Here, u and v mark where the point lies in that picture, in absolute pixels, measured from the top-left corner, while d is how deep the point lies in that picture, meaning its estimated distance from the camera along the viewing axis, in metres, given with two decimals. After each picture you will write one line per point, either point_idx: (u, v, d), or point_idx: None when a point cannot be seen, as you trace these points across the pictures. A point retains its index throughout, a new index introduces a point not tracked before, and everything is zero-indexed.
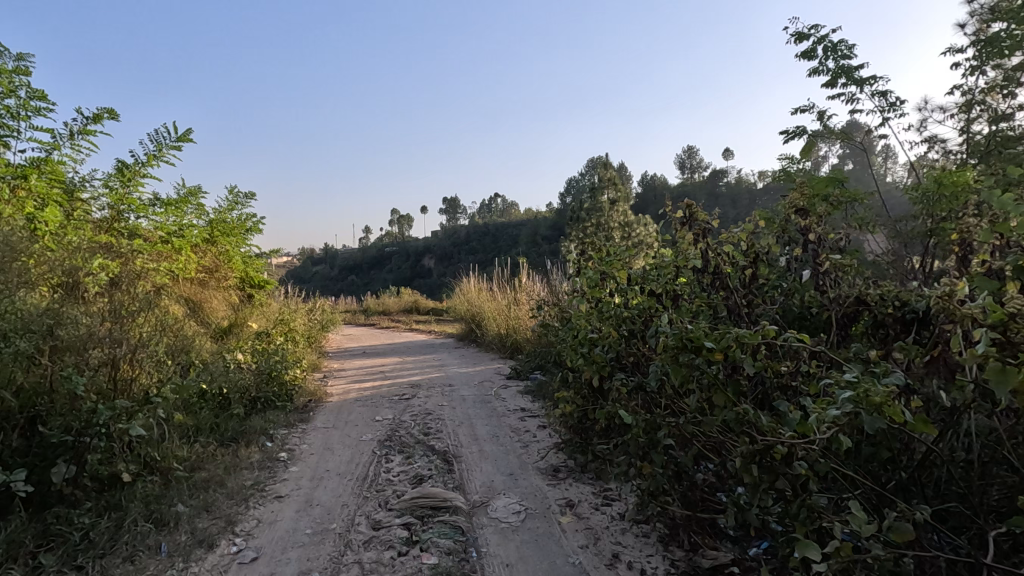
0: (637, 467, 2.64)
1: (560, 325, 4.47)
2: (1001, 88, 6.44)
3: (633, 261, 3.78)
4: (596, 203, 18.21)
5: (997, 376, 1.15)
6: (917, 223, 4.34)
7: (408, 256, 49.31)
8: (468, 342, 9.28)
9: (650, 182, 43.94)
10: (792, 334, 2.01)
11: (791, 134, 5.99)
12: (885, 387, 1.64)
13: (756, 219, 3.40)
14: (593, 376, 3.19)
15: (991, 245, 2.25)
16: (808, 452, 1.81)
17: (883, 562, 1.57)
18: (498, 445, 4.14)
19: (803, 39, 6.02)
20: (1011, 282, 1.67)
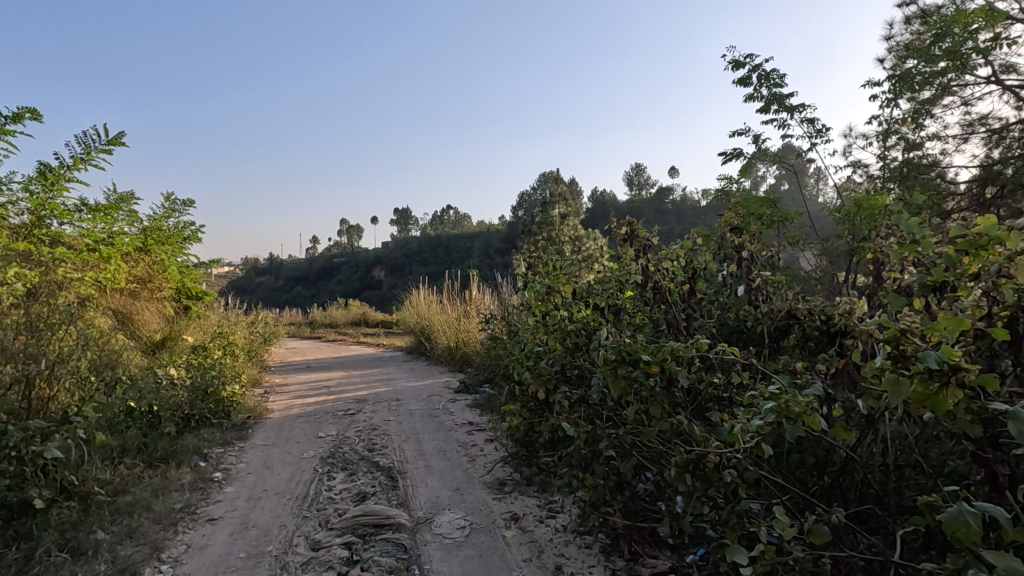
0: (579, 478, 2.68)
1: (508, 338, 4.49)
2: (914, 118, 7.00)
3: (579, 276, 3.86)
4: (548, 217, 18.39)
5: (892, 387, 1.25)
6: (842, 241, 4.63)
7: (358, 267, 48.31)
8: (417, 356, 9.15)
9: (599, 197, 44.98)
10: (722, 348, 2.11)
11: (729, 155, 6.29)
12: (805, 397, 1.74)
13: (695, 236, 3.55)
14: (539, 390, 3.20)
15: (902, 264, 2.43)
16: (738, 460, 1.90)
17: (804, 563, 1.66)
18: (445, 460, 4.10)
19: (740, 67, 6.37)
20: (916, 299, 1.81)
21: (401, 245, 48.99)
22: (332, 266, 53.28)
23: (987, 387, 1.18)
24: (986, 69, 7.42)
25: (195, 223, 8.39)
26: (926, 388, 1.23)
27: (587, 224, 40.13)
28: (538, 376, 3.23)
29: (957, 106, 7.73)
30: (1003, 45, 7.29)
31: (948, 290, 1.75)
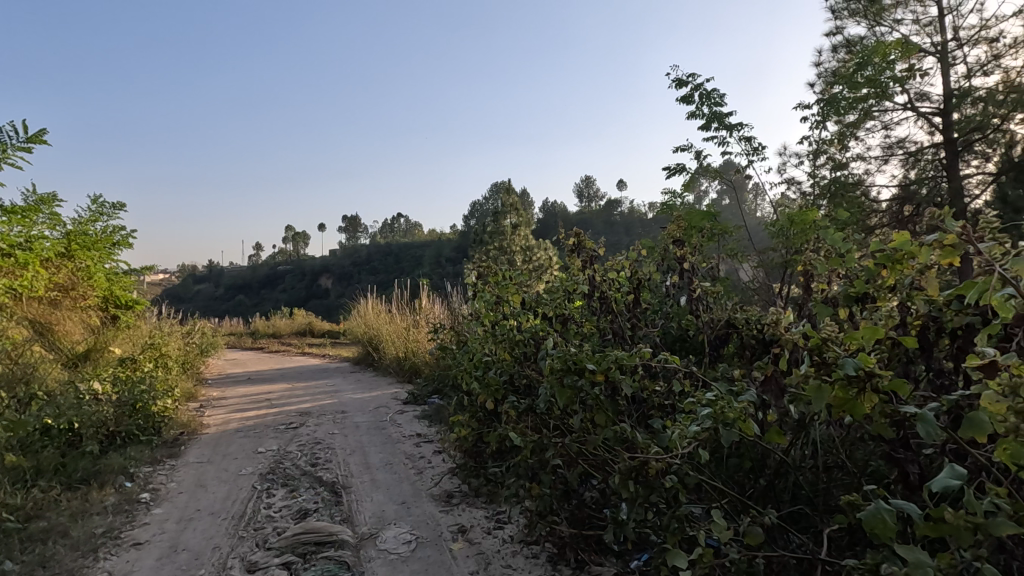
0: (527, 488, 2.69)
1: (457, 348, 4.46)
2: (841, 140, 7.49)
3: (528, 285, 3.88)
4: (499, 227, 18.40)
5: (815, 393, 1.32)
6: (776, 254, 4.88)
7: (304, 276, 46.84)
8: (365, 367, 8.93)
9: (551, 207, 45.58)
10: (663, 356, 2.17)
11: (673, 170, 6.53)
12: (740, 403, 1.82)
13: (640, 247, 3.67)
14: (487, 400, 3.18)
15: (829, 276, 2.57)
16: (679, 466, 1.95)
17: (739, 564, 1.72)
18: (391, 473, 4.01)
19: (682, 85, 6.63)
20: (840, 310, 1.92)
21: (350, 253, 47.91)
22: (275, 274, 51.39)
23: (899, 392, 1.27)
24: (902, 97, 8.04)
25: (126, 228, 7.92)
26: (846, 393, 1.31)
27: (537, 234, 40.46)
28: (487, 387, 3.21)
29: (878, 130, 8.34)
30: (917, 75, 7.93)
31: (869, 301, 1.87)
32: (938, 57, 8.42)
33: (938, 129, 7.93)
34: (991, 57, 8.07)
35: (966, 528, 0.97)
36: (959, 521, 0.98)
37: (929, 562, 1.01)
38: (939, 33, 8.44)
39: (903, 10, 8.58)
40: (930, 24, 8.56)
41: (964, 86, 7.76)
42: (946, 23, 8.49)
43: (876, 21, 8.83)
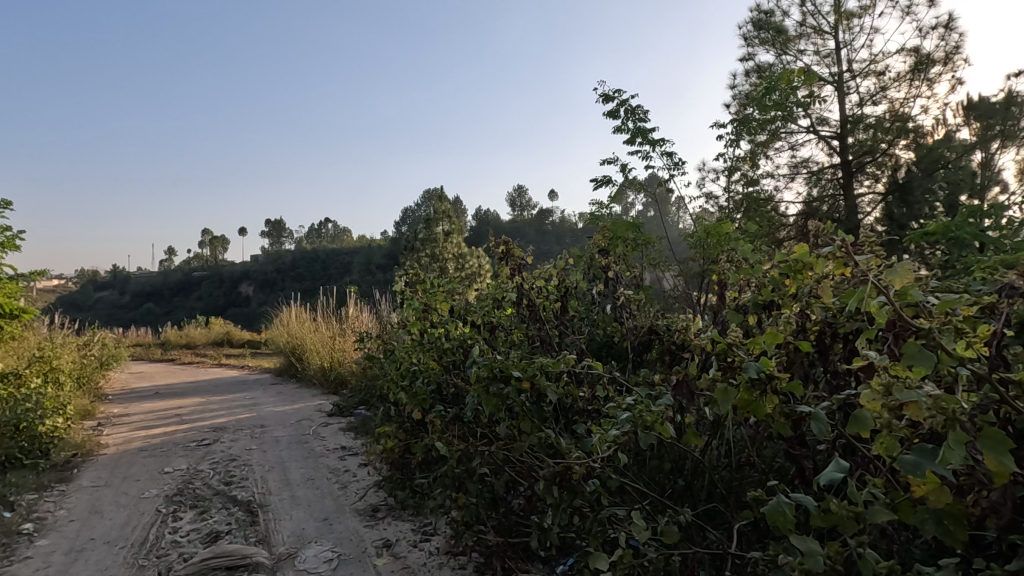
0: (453, 498, 2.66)
1: (384, 357, 4.35)
2: (753, 158, 8.02)
3: (457, 293, 3.85)
4: (431, 234, 18.08)
5: (722, 396, 1.40)
6: (696, 264, 5.14)
7: (222, 283, 44.13)
8: (287, 378, 8.51)
9: (483, 214, 45.77)
10: (586, 362, 2.22)
11: (600, 182, 6.74)
12: (658, 408, 1.89)
13: (567, 256, 3.74)
14: (413, 410, 3.11)
15: (741, 285, 2.73)
16: (600, 471, 1.99)
17: (656, 562, 1.78)
18: (313, 489, 3.83)
19: (609, 100, 6.87)
20: (749, 316, 2.04)
21: (273, 259, 45.74)
22: (190, 281, 48.08)
23: (795, 392, 1.37)
24: (806, 121, 8.74)
25: (13, 228, 7.16)
26: (749, 395, 1.39)
27: (470, 242, 40.42)
28: (413, 397, 3.14)
29: (785, 150, 9.01)
30: (818, 101, 8.66)
31: (774, 309, 2.00)
32: (835, 85, 9.24)
33: (836, 151, 8.68)
34: (879, 89, 8.96)
35: (850, 517, 1.06)
36: (843, 511, 1.07)
37: (820, 550, 1.10)
38: (836, 64, 9.28)
39: (805, 41, 9.35)
40: (828, 56, 9.38)
41: (857, 113, 8.56)
42: (842, 56, 9.33)
43: (782, 50, 9.56)
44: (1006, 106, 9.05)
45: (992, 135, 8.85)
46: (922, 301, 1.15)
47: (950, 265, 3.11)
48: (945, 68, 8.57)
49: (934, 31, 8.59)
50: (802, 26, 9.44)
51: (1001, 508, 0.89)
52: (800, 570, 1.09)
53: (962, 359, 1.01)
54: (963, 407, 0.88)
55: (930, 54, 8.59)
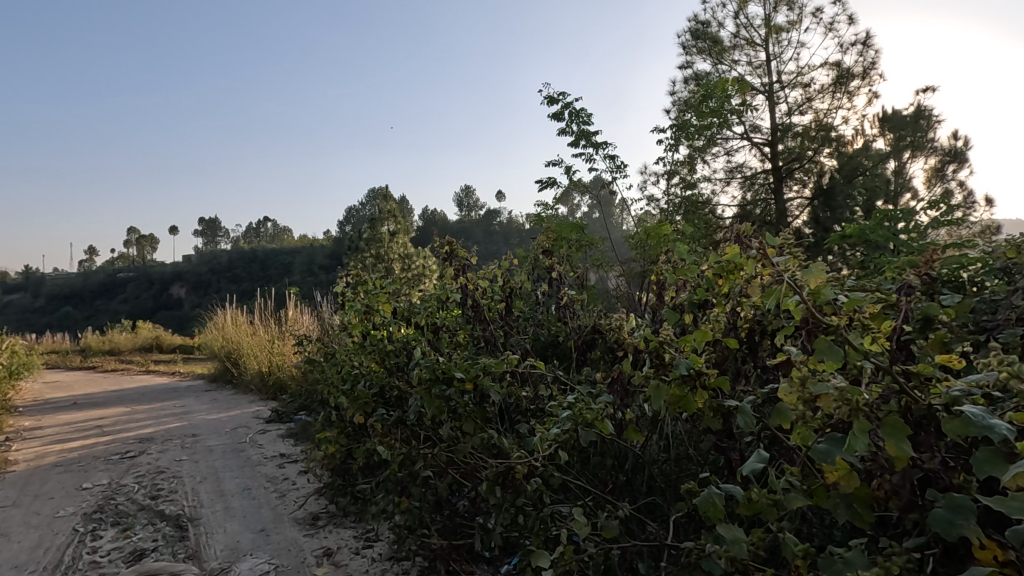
0: (396, 502, 2.62)
1: (324, 360, 4.20)
2: (691, 163, 8.33)
3: (400, 294, 3.74)
4: (376, 234, 17.71)
5: (654, 392, 1.45)
6: (637, 264, 5.28)
7: (150, 285, 41.56)
8: (222, 384, 8.12)
9: (430, 214, 45.37)
10: (529, 362, 2.24)
11: (546, 183, 6.82)
12: (597, 406, 1.93)
13: (511, 256, 3.75)
14: (355, 415, 3.03)
15: (678, 285, 2.82)
16: (542, 469, 2.01)
17: (596, 558, 1.82)
18: (250, 499, 3.67)
19: (553, 102, 6.97)
20: (687, 314, 2.11)
21: (207, 259, 43.50)
22: (114, 283, 44.98)
23: (723, 387, 1.43)
24: (740, 128, 9.17)
25: None
26: (680, 391, 1.45)
27: (416, 242, 39.89)
28: (355, 400, 3.07)
29: (721, 156, 9.42)
30: (750, 110, 9.10)
31: (709, 307, 2.09)
32: (766, 95, 9.74)
33: (767, 157, 9.15)
34: (805, 99, 9.52)
35: (769, 504, 1.12)
36: (763, 499, 1.13)
37: (744, 538, 1.16)
38: (766, 75, 9.78)
39: (739, 52, 9.81)
40: (760, 67, 9.88)
41: (785, 122, 9.06)
42: (772, 67, 9.85)
43: (718, 59, 9.98)
44: (915, 119, 9.82)
45: (903, 146, 9.60)
46: (834, 299, 1.23)
47: (866, 265, 3.34)
48: (863, 82, 9.21)
49: (853, 47, 9.21)
50: (736, 37, 9.89)
51: (901, 490, 0.96)
52: (725, 557, 1.14)
53: (867, 353, 1.08)
54: (865, 398, 0.95)
55: (850, 69, 9.21)
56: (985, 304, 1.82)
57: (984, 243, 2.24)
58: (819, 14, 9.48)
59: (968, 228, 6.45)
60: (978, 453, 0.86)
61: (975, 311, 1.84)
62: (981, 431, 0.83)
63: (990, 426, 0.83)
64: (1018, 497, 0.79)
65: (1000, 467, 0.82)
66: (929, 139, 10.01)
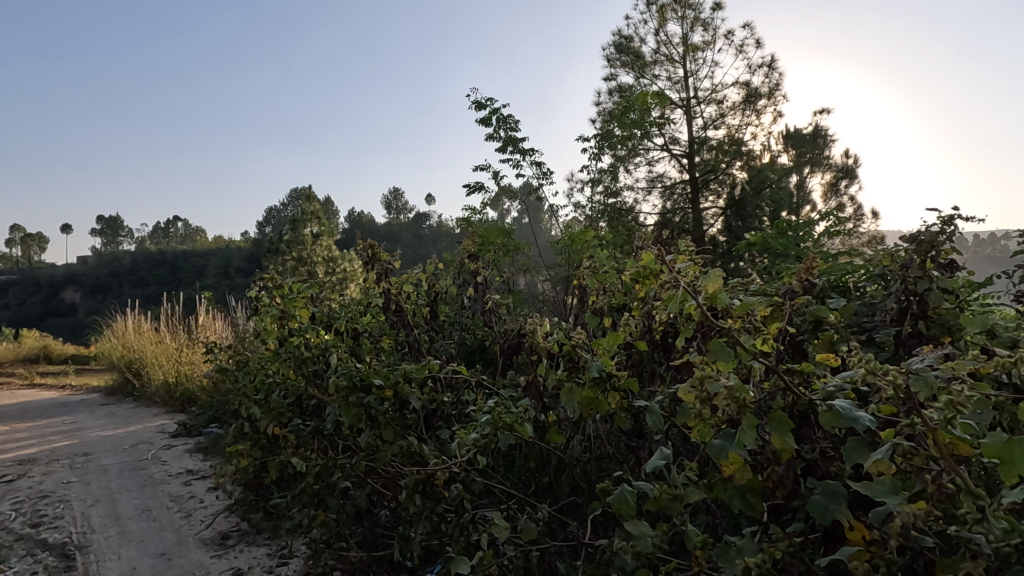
0: (313, 515, 2.52)
1: (237, 369, 3.96)
2: (613, 172, 8.64)
3: (318, 299, 3.54)
4: (298, 236, 16.97)
5: (568, 394, 1.49)
6: (563, 269, 5.40)
7: (38, 289, 37.52)
8: (121, 398, 7.45)
9: (357, 216, 44.15)
10: (451, 367, 2.23)
11: (474, 188, 6.83)
12: (517, 409, 1.94)
13: (435, 261, 3.71)
14: (268, 426, 2.88)
15: (599, 290, 2.90)
16: (463, 475, 2.01)
17: (515, 560, 1.82)
18: (149, 521, 3.39)
19: (481, 107, 7.01)
20: (606, 317, 2.17)
21: (106, 261, 39.87)
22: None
23: (632, 388, 1.49)
24: (660, 140, 9.61)
25: None
26: (593, 393, 1.49)
27: (342, 245, 38.61)
28: (269, 411, 2.92)
29: (643, 166, 9.84)
30: (669, 123, 9.57)
31: (626, 310, 2.17)
32: (684, 109, 10.29)
33: (685, 169, 9.65)
34: (719, 115, 10.14)
35: (671, 500, 1.17)
36: (666, 495, 1.19)
37: (649, 533, 1.21)
38: (684, 91, 10.33)
39: (659, 67, 10.30)
40: (678, 82, 10.42)
41: (701, 135, 9.61)
42: (689, 83, 10.42)
43: (640, 73, 10.42)
44: (814, 137, 10.72)
45: (803, 161, 10.48)
46: (729, 303, 1.31)
47: (769, 272, 3.62)
48: (769, 101, 9.94)
49: (760, 69, 9.94)
50: (656, 53, 10.37)
51: (785, 480, 1.04)
52: (631, 553, 1.19)
53: (757, 353, 1.17)
54: (752, 396, 1.02)
55: (758, 88, 9.92)
56: (865, 307, 2.02)
57: (865, 253, 2.47)
58: (731, 36, 10.14)
59: (858, 237, 7.11)
60: (847, 443, 0.95)
61: (858, 313, 2.03)
62: (849, 423, 0.92)
63: (856, 418, 0.92)
64: (879, 480, 0.88)
65: (865, 455, 0.91)
66: (826, 156, 10.96)
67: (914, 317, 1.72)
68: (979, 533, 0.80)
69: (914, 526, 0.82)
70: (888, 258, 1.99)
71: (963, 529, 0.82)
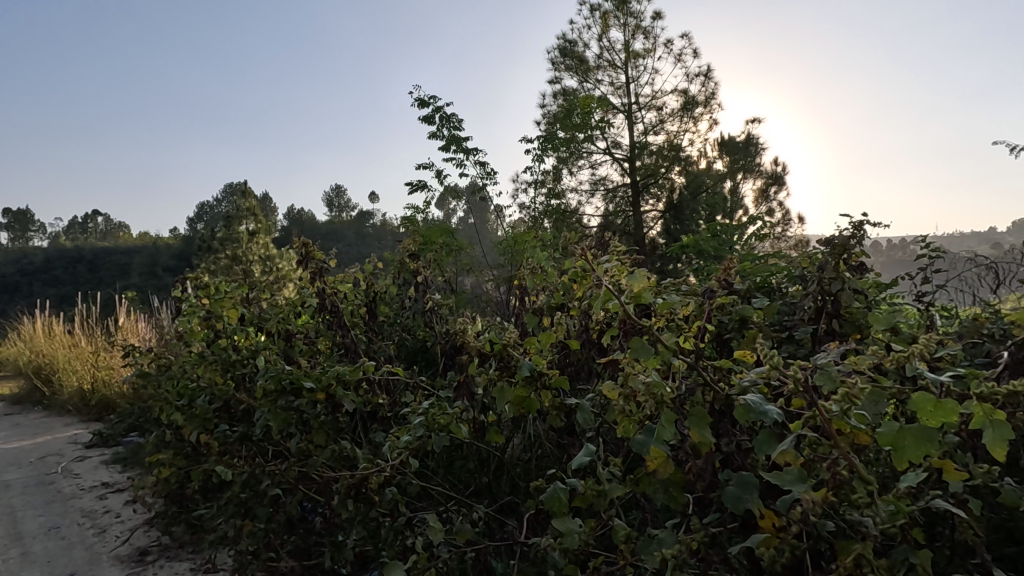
0: (239, 525, 2.40)
1: (158, 373, 3.72)
2: (556, 174, 8.76)
3: (248, 299, 3.37)
4: (232, 233, 16.13)
5: (499, 394, 1.50)
6: (506, 269, 5.42)
7: None
8: (27, 407, 6.82)
9: (297, 213, 42.55)
10: (387, 369, 2.19)
11: (417, 187, 6.75)
12: (452, 411, 1.93)
13: (374, 260, 3.63)
14: (192, 433, 2.73)
15: (538, 290, 2.92)
16: (398, 478, 1.97)
17: (450, 562, 1.80)
18: (57, 540, 3.13)
19: (424, 105, 6.94)
20: (545, 316, 2.19)
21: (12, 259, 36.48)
22: None
23: (562, 386, 1.51)
24: (602, 143, 9.82)
25: None
26: (524, 392, 1.51)
27: (280, 243, 37.07)
28: (194, 417, 2.77)
29: (586, 168, 10.04)
30: (611, 127, 9.79)
31: (562, 309, 2.20)
32: (625, 115, 10.58)
33: (626, 172, 9.89)
34: (658, 121, 10.48)
35: (596, 495, 1.20)
36: (592, 490, 1.22)
37: (577, 529, 1.23)
38: (626, 96, 10.61)
39: (602, 72, 10.53)
40: (621, 88, 10.70)
41: (642, 140, 9.87)
42: (630, 89, 10.71)
43: (584, 77, 10.62)
44: (746, 144, 11.26)
45: (736, 168, 10.99)
46: (652, 303, 1.36)
47: (702, 272, 3.77)
48: (706, 109, 10.35)
49: (697, 78, 10.34)
50: (599, 58, 10.60)
51: (704, 473, 1.08)
52: (559, 550, 1.20)
53: (677, 350, 1.21)
54: (670, 392, 1.06)
55: (695, 96, 10.31)
56: (786, 307, 2.13)
57: (789, 256, 2.61)
58: (670, 45, 10.51)
59: (786, 241, 7.54)
60: (758, 434, 1.00)
61: (781, 313, 2.15)
62: (759, 416, 0.97)
63: (765, 412, 0.96)
64: (785, 470, 0.93)
65: (773, 446, 0.96)
66: (757, 163, 11.53)
67: (829, 316, 1.83)
68: (869, 515, 0.87)
69: (813, 511, 0.87)
70: (806, 261, 2.11)
71: (856, 512, 0.88)
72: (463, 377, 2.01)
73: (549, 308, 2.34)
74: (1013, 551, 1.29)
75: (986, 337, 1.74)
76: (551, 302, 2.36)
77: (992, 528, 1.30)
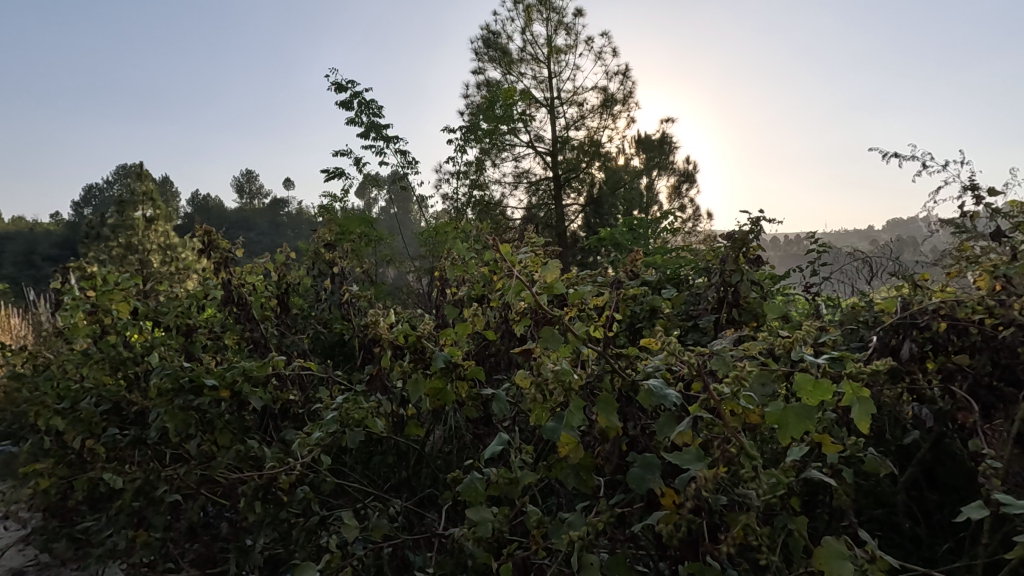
0: (132, 536, 2.21)
1: (34, 374, 3.33)
2: (479, 165, 8.74)
3: (142, 291, 3.10)
4: (126, 219, 14.67)
5: (413, 386, 1.48)
6: (427, 261, 5.34)
7: None
8: None
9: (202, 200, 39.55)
10: (298, 363, 2.10)
11: (334, 174, 6.48)
12: (366, 405, 1.88)
13: (285, 250, 3.44)
14: (74, 439, 2.47)
15: (458, 282, 2.90)
16: (310, 477, 1.89)
17: (365, 559, 1.76)
18: None
19: (342, 90, 6.67)
20: (463, 307, 2.18)
21: None
22: None
23: (478, 377, 1.52)
24: (525, 136, 9.92)
25: None
26: (440, 383, 1.50)
27: (182, 232, 34.27)
28: (78, 421, 2.51)
29: (509, 161, 10.09)
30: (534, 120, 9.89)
31: (480, 301, 2.20)
32: (548, 109, 10.73)
33: (549, 166, 10.04)
34: (580, 116, 10.72)
35: (509, 483, 1.22)
36: (505, 479, 1.23)
37: (490, 517, 1.24)
38: (548, 90, 10.76)
39: (525, 65, 10.59)
40: (543, 82, 10.83)
41: (564, 135, 10.06)
42: (553, 84, 10.87)
43: (507, 70, 10.64)
44: (661, 143, 11.78)
45: (651, 165, 11.46)
46: (564, 293, 1.39)
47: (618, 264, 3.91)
48: (624, 107, 10.71)
49: (616, 77, 10.68)
50: (523, 52, 10.66)
51: (611, 456, 1.11)
52: (473, 539, 1.21)
53: (587, 339, 1.25)
54: (578, 380, 1.09)
55: (614, 94, 10.64)
56: (692, 297, 2.26)
57: (695, 249, 2.77)
58: (591, 43, 10.77)
59: None
60: (659, 418, 1.05)
61: (687, 303, 2.27)
62: (659, 400, 1.02)
63: (665, 395, 1.02)
64: (684, 450, 0.98)
65: (672, 427, 1.01)
66: (671, 161, 12.09)
67: (729, 306, 1.96)
68: (754, 488, 0.94)
69: (706, 487, 0.92)
70: (710, 254, 2.25)
71: (744, 486, 0.95)
72: (377, 371, 1.97)
73: (469, 299, 2.33)
74: (879, 512, 1.46)
75: (861, 323, 1.92)
76: (471, 293, 2.35)
77: (862, 494, 1.46)
